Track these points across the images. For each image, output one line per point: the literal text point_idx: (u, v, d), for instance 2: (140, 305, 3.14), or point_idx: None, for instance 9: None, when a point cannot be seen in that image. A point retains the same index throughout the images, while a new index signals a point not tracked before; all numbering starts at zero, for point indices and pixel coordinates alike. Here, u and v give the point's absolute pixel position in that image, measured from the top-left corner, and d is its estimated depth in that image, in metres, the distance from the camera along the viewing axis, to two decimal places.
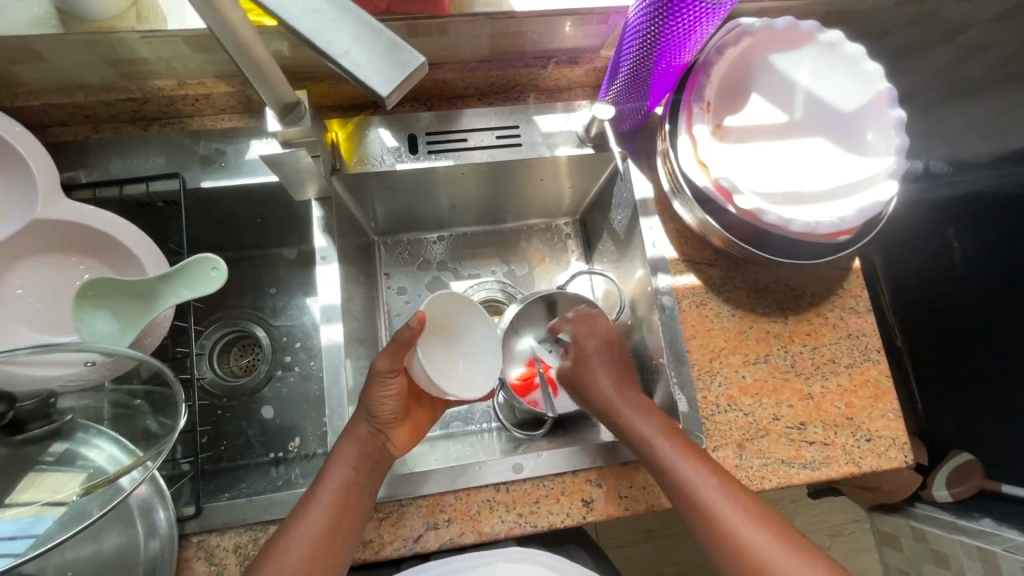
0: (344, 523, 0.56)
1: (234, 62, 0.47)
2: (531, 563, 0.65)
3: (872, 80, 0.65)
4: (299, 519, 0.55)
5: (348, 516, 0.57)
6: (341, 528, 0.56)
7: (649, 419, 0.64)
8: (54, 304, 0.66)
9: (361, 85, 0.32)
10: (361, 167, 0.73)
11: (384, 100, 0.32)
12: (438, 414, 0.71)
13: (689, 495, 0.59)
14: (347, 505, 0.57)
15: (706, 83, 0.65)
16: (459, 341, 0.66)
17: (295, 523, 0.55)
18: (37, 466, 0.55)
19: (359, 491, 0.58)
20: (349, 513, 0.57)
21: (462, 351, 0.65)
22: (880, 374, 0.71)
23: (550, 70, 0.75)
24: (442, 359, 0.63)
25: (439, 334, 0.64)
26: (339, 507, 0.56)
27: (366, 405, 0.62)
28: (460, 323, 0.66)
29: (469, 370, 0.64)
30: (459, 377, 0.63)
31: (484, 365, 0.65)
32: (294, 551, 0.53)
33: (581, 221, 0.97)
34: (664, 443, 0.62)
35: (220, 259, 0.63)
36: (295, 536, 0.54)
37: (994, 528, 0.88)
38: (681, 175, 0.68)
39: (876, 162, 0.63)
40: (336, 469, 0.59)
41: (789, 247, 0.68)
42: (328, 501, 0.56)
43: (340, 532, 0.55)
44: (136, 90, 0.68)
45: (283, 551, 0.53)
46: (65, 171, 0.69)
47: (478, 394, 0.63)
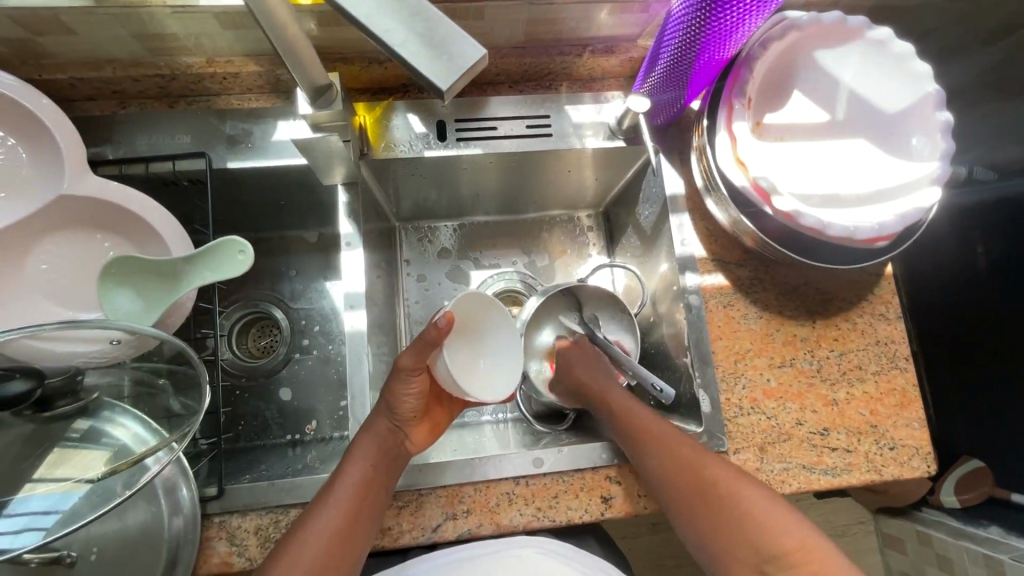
0: (360, 520, 0.56)
1: (269, 42, 0.46)
2: (542, 552, 0.66)
3: (921, 81, 0.62)
4: (315, 513, 0.55)
5: (364, 513, 0.57)
6: (357, 525, 0.56)
7: (644, 413, 0.64)
8: (80, 279, 0.66)
9: (420, 76, 0.32)
10: (388, 153, 0.72)
11: (442, 91, 0.32)
12: (456, 412, 0.71)
13: (711, 504, 0.56)
14: (363, 502, 0.57)
15: (748, 78, 0.63)
16: (483, 340, 0.65)
17: (312, 517, 0.55)
18: (63, 442, 0.56)
19: (377, 488, 0.58)
20: (366, 509, 0.57)
21: (486, 350, 0.65)
22: (907, 384, 0.70)
23: (585, 59, 0.74)
24: (467, 358, 0.63)
25: (464, 333, 0.64)
26: (355, 504, 0.56)
27: (389, 402, 0.62)
28: (485, 321, 0.65)
29: (494, 369, 0.65)
30: (481, 377, 0.63)
31: (508, 366, 0.65)
32: (309, 546, 0.53)
33: (604, 214, 0.95)
34: (661, 433, 0.61)
35: (246, 242, 0.62)
36: (310, 530, 0.54)
37: (1001, 537, 0.89)
38: (716, 172, 0.66)
39: (920, 166, 0.61)
40: (354, 465, 0.58)
41: (823, 250, 0.67)
42: (346, 498, 0.56)
43: (356, 529, 0.56)
44: (164, 66, 0.67)
45: (300, 545, 0.54)
46: (91, 146, 0.68)
47: (501, 395, 0.63)
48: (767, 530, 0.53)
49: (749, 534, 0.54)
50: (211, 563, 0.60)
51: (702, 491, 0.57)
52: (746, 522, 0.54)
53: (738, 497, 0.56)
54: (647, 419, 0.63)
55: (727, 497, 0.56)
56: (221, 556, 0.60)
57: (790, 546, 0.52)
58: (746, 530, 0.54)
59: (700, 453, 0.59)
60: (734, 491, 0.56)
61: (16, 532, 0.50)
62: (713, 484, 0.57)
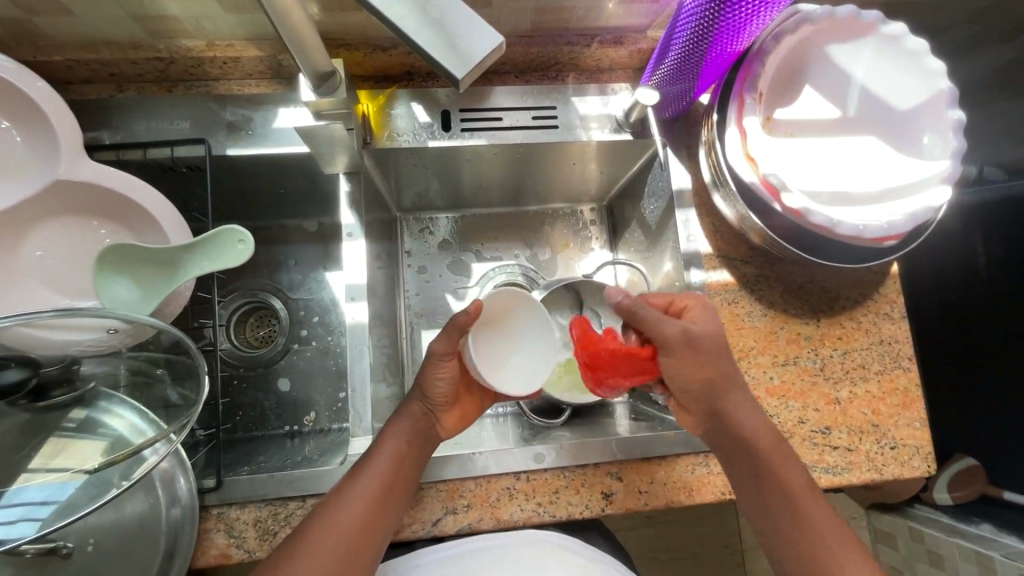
0: (391, 495, 0.57)
1: (274, 27, 0.45)
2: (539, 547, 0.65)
3: (934, 78, 0.62)
4: (350, 485, 0.56)
5: (398, 488, 0.58)
6: (389, 500, 0.57)
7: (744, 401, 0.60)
8: (78, 267, 0.65)
9: (436, 65, 0.32)
10: (390, 143, 0.71)
11: (459, 82, 0.32)
12: (486, 405, 0.69)
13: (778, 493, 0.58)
14: (398, 477, 0.58)
15: (760, 73, 0.62)
16: (515, 335, 0.65)
17: (346, 488, 0.56)
18: (59, 432, 0.55)
19: (411, 464, 0.59)
20: (398, 484, 0.58)
21: (517, 344, 0.64)
22: (909, 383, 0.69)
23: (594, 49, 0.72)
24: (496, 351, 0.63)
25: (495, 325, 0.64)
26: (391, 474, 0.57)
27: (421, 386, 0.63)
28: (518, 315, 0.65)
29: (523, 363, 0.64)
30: (509, 371, 0.62)
31: (536, 361, 0.64)
32: (344, 517, 0.54)
33: (607, 208, 0.95)
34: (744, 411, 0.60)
35: (246, 230, 0.61)
36: (345, 500, 0.55)
37: (993, 534, 0.86)
38: (726, 168, 0.65)
39: (931, 165, 0.61)
40: (391, 439, 0.59)
41: (829, 248, 0.66)
42: (381, 472, 0.57)
43: (387, 503, 0.56)
44: (163, 50, 0.65)
45: (332, 515, 0.54)
46: (87, 131, 0.66)
47: (523, 391, 0.62)
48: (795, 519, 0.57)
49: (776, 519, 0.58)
50: (209, 555, 0.59)
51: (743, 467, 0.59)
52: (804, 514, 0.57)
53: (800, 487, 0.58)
54: (734, 390, 0.60)
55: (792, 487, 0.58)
56: (219, 547, 0.59)
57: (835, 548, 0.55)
58: (798, 519, 0.57)
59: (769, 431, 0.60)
60: (774, 471, 0.58)
61: (11, 522, 0.49)
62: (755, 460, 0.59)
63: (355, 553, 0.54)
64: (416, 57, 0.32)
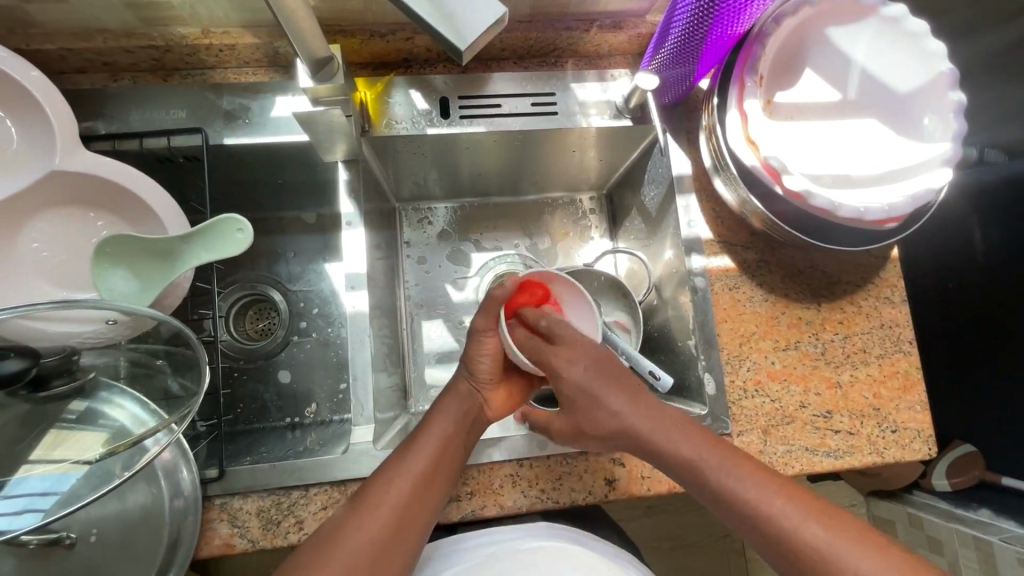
0: (437, 476, 0.56)
1: (271, 10, 0.44)
2: (535, 538, 0.63)
3: (934, 59, 0.61)
4: (395, 467, 0.56)
5: (443, 469, 0.57)
6: (435, 480, 0.56)
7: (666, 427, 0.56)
8: (75, 259, 0.64)
9: (436, 36, 0.32)
10: (389, 130, 0.70)
11: (462, 55, 0.32)
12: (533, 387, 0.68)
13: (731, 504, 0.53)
14: (443, 459, 0.57)
15: (760, 55, 0.61)
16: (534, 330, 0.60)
17: (392, 469, 0.56)
18: (60, 423, 0.54)
19: (457, 445, 0.59)
20: (445, 465, 0.57)
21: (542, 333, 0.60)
22: (910, 366, 0.70)
23: (592, 34, 0.72)
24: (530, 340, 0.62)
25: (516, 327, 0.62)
26: (439, 454, 0.57)
27: (466, 364, 0.64)
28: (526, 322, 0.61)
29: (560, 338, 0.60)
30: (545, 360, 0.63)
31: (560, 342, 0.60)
32: (389, 498, 0.53)
33: (606, 196, 0.94)
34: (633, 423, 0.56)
35: (246, 219, 0.61)
36: (390, 481, 0.54)
37: (991, 519, 0.87)
38: (726, 152, 0.65)
39: (932, 147, 0.61)
40: (439, 421, 0.59)
41: (828, 232, 0.66)
42: (427, 453, 0.57)
43: (432, 484, 0.56)
44: (158, 38, 0.64)
45: (381, 492, 0.54)
46: (82, 121, 0.66)
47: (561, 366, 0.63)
48: (776, 535, 0.51)
49: (759, 536, 0.52)
50: (212, 545, 0.59)
51: (691, 481, 0.55)
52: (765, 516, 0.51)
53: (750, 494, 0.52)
54: (626, 422, 0.56)
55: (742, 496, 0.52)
56: (223, 537, 0.59)
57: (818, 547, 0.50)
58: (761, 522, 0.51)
59: (682, 435, 0.55)
60: (694, 469, 0.54)
61: (15, 513, 0.49)
62: (698, 475, 0.54)
63: (400, 535, 0.53)
64: (421, 30, 0.32)
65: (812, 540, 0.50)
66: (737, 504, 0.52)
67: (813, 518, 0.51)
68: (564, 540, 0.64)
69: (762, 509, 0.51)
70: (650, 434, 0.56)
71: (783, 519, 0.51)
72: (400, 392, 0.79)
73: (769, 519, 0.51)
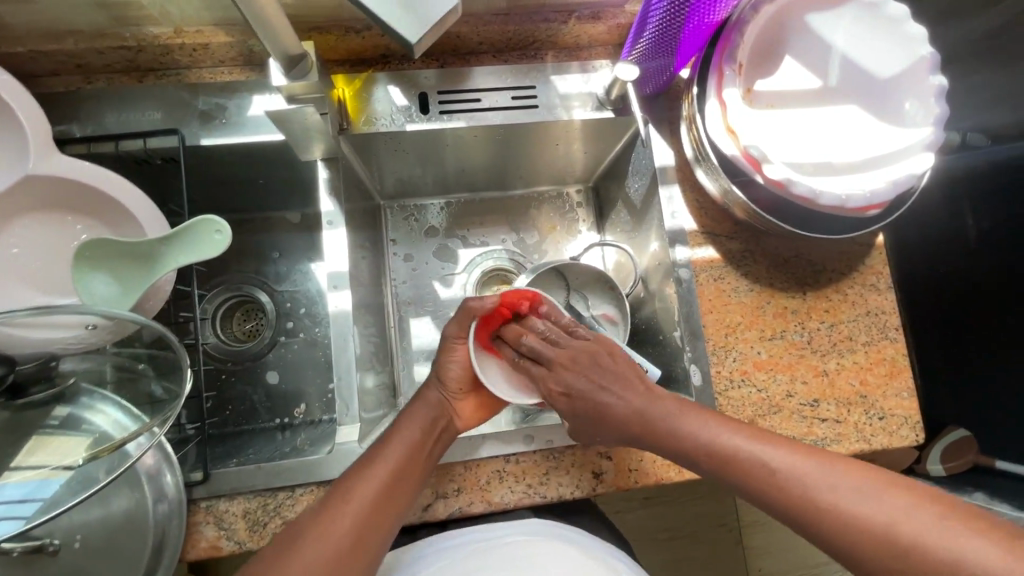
0: (398, 488, 0.56)
1: (239, 10, 0.44)
2: (523, 533, 0.63)
3: (915, 43, 0.61)
4: (358, 473, 0.55)
5: (406, 481, 0.56)
6: (398, 490, 0.55)
7: (670, 404, 0.56)
8: (54, 263, 0.64)
9: (386, 30, 0.33)
10: (368, 127, 0.70)
11: (412, 49, 0.33)
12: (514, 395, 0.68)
13: (730, 460, 0.52)
14: (408, 470, 0.57)
15: (739, 44, 0.61)
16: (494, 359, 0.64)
17: (354, 479, 0.55)
18: (41, 430, 0.55)
19: (422, 456, 0.58)
20: (408, 475, 0.57)
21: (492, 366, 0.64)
22: (897, 353, 0.69)
23: (571, 26, 0.71)
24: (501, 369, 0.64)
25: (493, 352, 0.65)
26: (403, 463, 0.56)
27: (437, 372, 0.64)
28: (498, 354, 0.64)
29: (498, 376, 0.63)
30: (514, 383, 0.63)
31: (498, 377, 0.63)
32: (348, 508, 0.53)
33: (593, 189, 0.94)
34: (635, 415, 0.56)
35: (224, 220, 0.60)
36: (353, 489, 0.54)
37: (985, 502, 0.86)
38: (706, 142, 0.65)
39: (913, 132, 0.60)
40: (404, 430, 0.59)
41: (811, 220, 0.66)
42: (390, 464, 0.56)
43: (395, 495, 0.55)
44: (130, 38, 0.63)
45: (341, 501, 0.53)
46: (57, 124, 0.65)
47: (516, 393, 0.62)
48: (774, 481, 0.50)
49: (763, 494, 0.51)
50: (199, 548, 0.59)
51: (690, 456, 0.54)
52: (761, 467, 0.51)
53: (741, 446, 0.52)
54: (628, 409, 0.56)
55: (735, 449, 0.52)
56: (209, 540, 0.59)
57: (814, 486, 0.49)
58: (758, 472, 0.51)
59: (671, 417, 0.55)
60: (688, 431, 0.54)
61: None
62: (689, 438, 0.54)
63: (358, 550, 0.52)
64: (374, 26, 0.33)
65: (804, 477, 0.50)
66: (737, 465, 0.52)
67: (813, 465, 0.50)
68: (550, 536, 0.64)
69: (760, 466, 0.51)
70: (654, 416, 0.56)
71: (777, 463, 0.51)
72: (388, 391, 0.79)
73: (767, 473, 0.50)
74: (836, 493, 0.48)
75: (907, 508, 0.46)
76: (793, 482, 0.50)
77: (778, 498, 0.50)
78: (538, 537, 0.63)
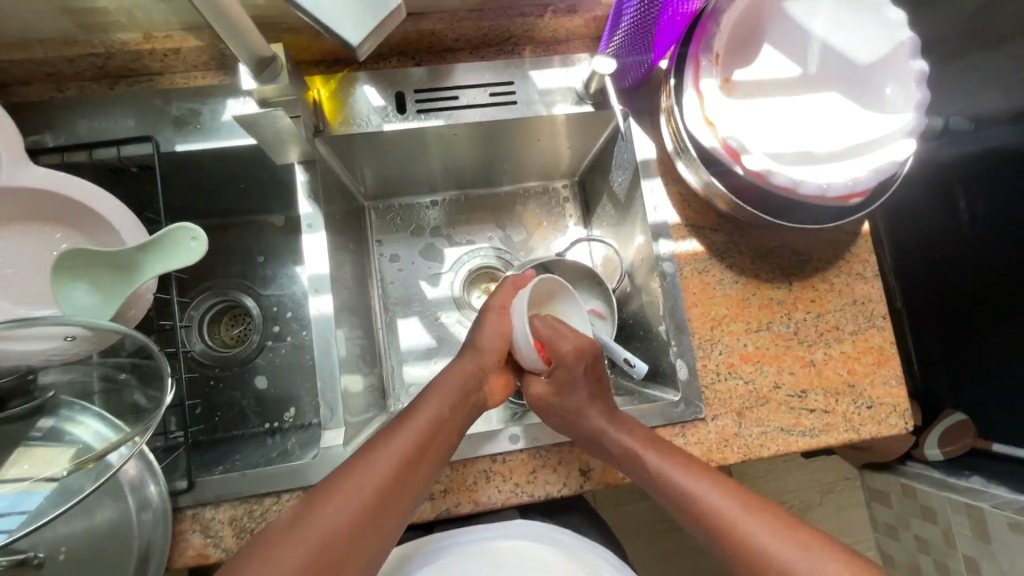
0: (422, 460, 0.56)
1: (207, 18, 0.44)
2: (508, 537, 0.63)
3: (895, 28, 0.60)
4: (383, 443, 0.55)
5: (429, 451, 0.57)
6: (421, 463, 0.55)
7: (644, 440, 0.60)
8: (32, 273, 0.63)
9: (328, 31, 0.33)
10: (346, 129, 0.69)
11: (354, 49, 0.33)
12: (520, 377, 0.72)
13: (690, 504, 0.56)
14: (433, 440, 0.57)
15: (715, 33, 0.60)
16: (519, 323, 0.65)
17: (376, 445, 0.55)
18: (26, 441, 0.55)
19: (448, 427, 0.59)
20: (433, 448, 0.57)
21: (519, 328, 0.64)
22: (884, 341, 0.69)
23: (547, 20, 0.70)
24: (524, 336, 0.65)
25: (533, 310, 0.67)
26: (429, 435, 0.57)
27: (474, 344, 0.66)
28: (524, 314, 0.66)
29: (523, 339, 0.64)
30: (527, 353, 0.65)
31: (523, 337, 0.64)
32: (371, 477, 0.52)
33: (580, 183, 0.93)
34: (600, 423, 0.61)
35: (200, 227, 0.59)
36: (378, 457, 0.54)
37: (983, 486, 0.87)
38: (685, 134, 0.64)
39: (895, 118, 0.59)
40: (434, 400, 0.59)
41: (794, 210, 0.66)
42: (416, 431, 0.56)
43: (418, 465, 0.55)
44: (99, 44, 0.63)
45: (366, 470, 0.53)
46: (29, 134, 0.64)
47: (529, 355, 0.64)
48: (724, 533, 0.54)
49: (705, 531, 0.56)
50: (187, 555, 0.59)
51: (647, 485, 0.59)
52: (715, 518, 0.55)
53: (702, 496, 0.56)
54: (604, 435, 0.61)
55: (697, 497, 0.56)
56: (196, 547, 0.59)
57: (759, 541, 0.53)
58: (711, 522, 0.55)
59: (646, 444, 0.60)
60: (659, 473, 0.58)
61: None
62: (657, 478, 0.58)
63: (378, 518, 0.51)
64: (312, 24, 0.33)
65: (752, 532, 0.53)
66: (692, 501, 0.56)
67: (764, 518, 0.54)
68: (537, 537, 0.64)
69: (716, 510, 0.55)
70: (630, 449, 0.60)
71: (729, 516, 0.55)
72: (377, 392, 0.79)
73: (718, 514, 0.55)
74: (778, 552, 0.52)
75: (837, 571, 0.50)
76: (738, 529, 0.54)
77: (725, 548, 0.54)
78: (523, 540, 0.64)
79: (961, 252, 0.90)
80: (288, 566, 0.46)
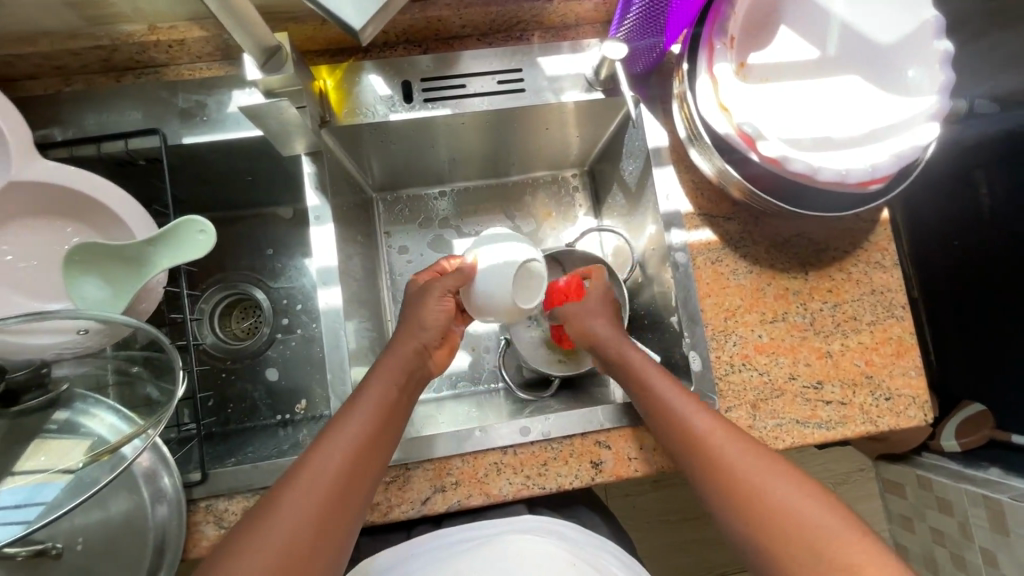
0: (389, 424, 0.57)
1: (211, 10, 0.43)
2: (516, 535, 0.63)
3: (919, 8, 0.57)
4: (353, 410, 0.56)
5: (398, 413, 0.58)
6: (389, 426, 0.57)
7: (679, 393, 0.58)
8: (45, 267, 0.64)
9: (335, 20, 0.33)
10: (353, 118, 0.68)
11: (360, 35, 0.33)
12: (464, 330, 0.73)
13: (717, 461, 0.54)
14: (396, 405, 0.58)
15: (729, 15, 0.58)
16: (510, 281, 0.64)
17: (354, 408, 0.56)
18: (43, 433, 0.56)
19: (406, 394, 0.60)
20: (396, 412, 0.58)
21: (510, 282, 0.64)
22: (903, 332, 0.67)
23: (556, 5, 0.68)
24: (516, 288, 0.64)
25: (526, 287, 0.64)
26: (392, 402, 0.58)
27: (417, 326, 0.64)
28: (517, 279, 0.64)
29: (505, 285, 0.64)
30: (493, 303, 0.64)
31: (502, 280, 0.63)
32: (347, 440, 0.53)
33: (589, 172, 0.92)
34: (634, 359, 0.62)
35: (208, 220, 0.59)
36: (351, 422, 0.54)
37: (1000, 477, 0.85)
38: (699, 120, 0.63)
39: (917, 101, 0.57)
40: (389, 369, 0.60)
41: (811, 198, 0.64)
42: (379, 399, 0.57)
43: (386, 429, 0.56)
44: (103, 37, 0.62)
45: (341, 436, 0.53)
46: (37, 129, 0.64)
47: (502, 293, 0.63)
48: (747, 491, 0.51)
49: (732, 504, 0.52)
50: (200, 546, 0.59)
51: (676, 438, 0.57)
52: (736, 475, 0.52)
53: (733, 453, 0.53)
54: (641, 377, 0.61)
55: (729, 454, 0.53)
56: (209, 539, 0.59)
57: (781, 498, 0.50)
58: (732, 481, 0.52)
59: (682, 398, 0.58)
60: (693, 425, 0.56)
61: None
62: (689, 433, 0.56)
63: (359, 478, 0.53)
64: (315, 10, 0.33)
65: (772, 488, 0.51)
66: (718, 461, 0.54)
67: (806, 497, 0.50)
68: (546, 535, 0.64)
69: (760, 491, 0.51)
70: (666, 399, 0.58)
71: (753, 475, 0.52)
72: None
73: (753, 486, 0.51)
74: (799, 509, 0.49)
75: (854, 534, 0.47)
76: (777, 506, 0.50)
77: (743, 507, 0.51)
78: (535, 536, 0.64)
79: (983, 240, 0.88)
80: (291, 521, 0.48)
